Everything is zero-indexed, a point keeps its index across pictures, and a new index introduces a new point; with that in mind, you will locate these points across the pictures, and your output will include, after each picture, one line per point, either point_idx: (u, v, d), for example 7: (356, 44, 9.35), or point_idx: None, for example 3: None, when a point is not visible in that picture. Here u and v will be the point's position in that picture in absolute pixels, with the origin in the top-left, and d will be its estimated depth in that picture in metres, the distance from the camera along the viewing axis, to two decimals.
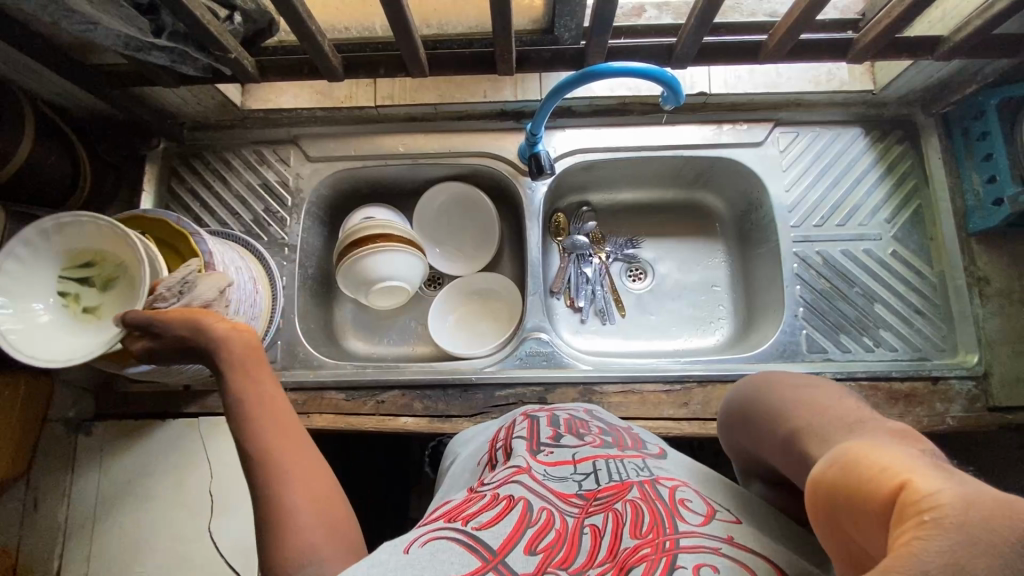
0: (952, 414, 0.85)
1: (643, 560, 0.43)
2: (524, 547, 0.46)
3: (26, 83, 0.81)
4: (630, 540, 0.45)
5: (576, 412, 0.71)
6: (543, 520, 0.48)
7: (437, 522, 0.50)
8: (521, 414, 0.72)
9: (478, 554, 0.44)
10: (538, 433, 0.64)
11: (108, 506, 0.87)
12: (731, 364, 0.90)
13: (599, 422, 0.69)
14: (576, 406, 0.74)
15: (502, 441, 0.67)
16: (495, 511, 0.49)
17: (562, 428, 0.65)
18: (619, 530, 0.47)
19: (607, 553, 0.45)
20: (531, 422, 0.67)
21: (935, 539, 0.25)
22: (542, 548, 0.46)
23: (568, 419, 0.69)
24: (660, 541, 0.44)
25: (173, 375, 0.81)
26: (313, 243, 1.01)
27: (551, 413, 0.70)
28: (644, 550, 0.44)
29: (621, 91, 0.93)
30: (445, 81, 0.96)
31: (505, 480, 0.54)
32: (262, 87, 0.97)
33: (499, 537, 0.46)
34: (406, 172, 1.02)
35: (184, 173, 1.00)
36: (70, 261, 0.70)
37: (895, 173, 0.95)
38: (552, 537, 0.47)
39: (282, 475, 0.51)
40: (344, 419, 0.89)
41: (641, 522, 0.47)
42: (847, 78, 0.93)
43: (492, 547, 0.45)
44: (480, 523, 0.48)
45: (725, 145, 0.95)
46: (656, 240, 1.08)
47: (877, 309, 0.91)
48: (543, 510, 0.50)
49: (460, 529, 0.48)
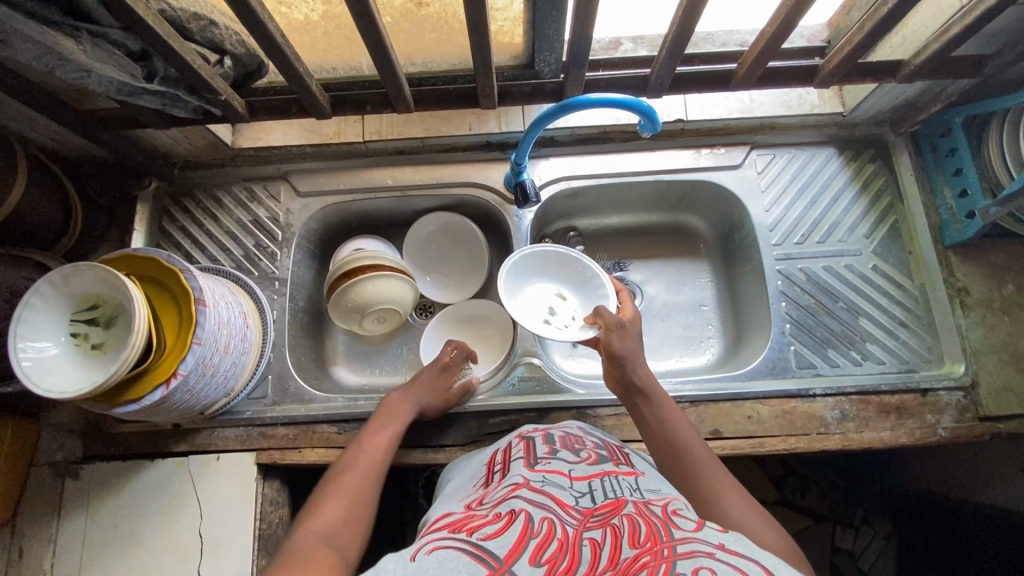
0: (943, 426, 0.85)
1: (644, 568, 0.41)
2: (529, 558, 0.44)
3: (18, 129, 0.82)
4: (629, 550, 0.44)
5: (569, 429, 0.72)
6: (545, 531, 0.47)
7: (441, 533, 0.50)
8: (515, 436, 0.73)
9: (485, 563, 0.43)
10: (533, 451, 0.65)
11: (93, 552, 0.85)
12: (723, 382, 0.89)
13: (592, 437, 0.71)
14: (569, 424, 0.75)
15: (499, 463, 0.67)
16: (499, 524, 0.49)
17: (557, 445, 0.67)
18: (618, 541, 0.45)
19: (609, 561, 0.43)
20: (527, 442, 0.68)
21: (626, 312, 0.85)
22: (546, 559, 0.44)
23: (562, 436, 0.70)
24: (659, 549, 0.43)
25: (162, 413, 0.80)
26: (303, 276, 1.02)
27: (545, 432, 0.72)
28: (644, 558, 0.42)
29: (601, 120, 0.96)
30: (432, 116, 0.98)
31: (504, 498, 0.54)
32: (252, 127, 0.99)
33: (504, 546, 0.45)
34: (395, 204, 1.04)
35: (175, 212, 1.01)
36: (80, 303, 0.73)
37: (870, 191, 0.98)
38: (555, 548, 0.45)
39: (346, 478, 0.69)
40: (337, 452, 0.89)
41: (639, 533, 0.46)
42: (817, 102, 0.96)
43: (499, 556, 0.44)
44: (485, 535, 0.48)
45: (705, 168, 0.98)
46: (643, 262, 1.10)
47: (862, 323, 0.92)
48: (544, 521, 0.49)
49: (466, 539, 0.47)
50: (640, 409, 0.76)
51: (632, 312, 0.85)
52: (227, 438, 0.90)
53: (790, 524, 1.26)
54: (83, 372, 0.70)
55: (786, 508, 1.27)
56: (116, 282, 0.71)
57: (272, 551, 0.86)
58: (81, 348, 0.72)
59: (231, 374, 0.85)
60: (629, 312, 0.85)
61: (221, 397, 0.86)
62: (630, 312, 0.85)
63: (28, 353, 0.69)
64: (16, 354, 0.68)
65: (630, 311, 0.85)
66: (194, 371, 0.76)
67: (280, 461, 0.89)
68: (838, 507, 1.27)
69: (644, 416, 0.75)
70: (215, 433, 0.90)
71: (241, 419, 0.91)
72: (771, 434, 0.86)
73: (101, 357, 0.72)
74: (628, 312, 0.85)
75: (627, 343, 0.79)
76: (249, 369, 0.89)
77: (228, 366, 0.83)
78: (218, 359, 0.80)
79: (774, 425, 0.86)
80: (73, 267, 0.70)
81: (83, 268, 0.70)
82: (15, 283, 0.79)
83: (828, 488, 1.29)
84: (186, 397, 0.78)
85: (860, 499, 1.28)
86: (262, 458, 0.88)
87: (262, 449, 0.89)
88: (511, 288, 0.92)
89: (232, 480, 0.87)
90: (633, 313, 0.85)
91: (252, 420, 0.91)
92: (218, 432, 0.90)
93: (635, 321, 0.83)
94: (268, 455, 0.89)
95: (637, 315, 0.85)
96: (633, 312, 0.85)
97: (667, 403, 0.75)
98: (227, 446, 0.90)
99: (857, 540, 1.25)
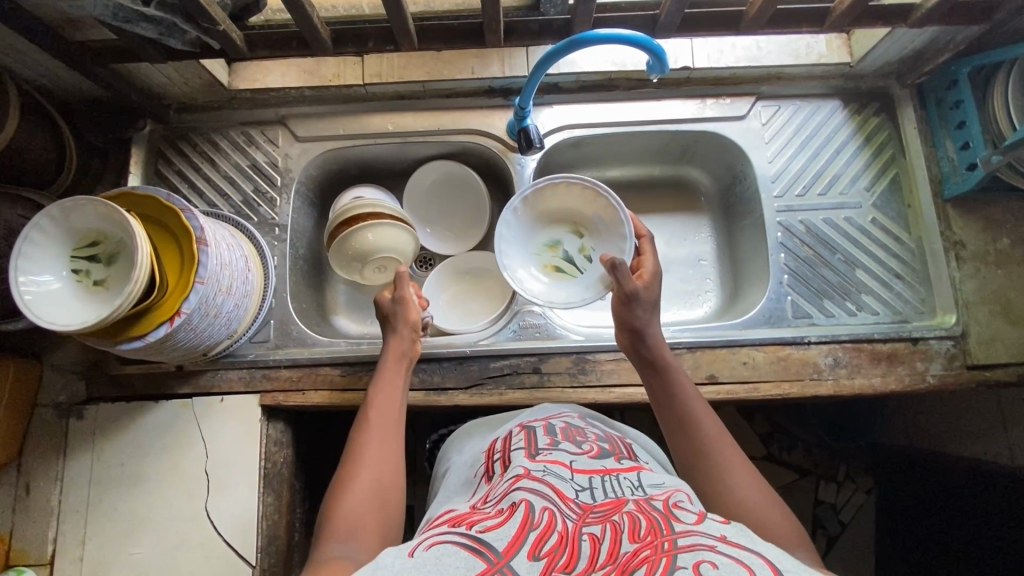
0: (932, 373, 0.88)
1: (644, 562, 0.43)
2: (528, 552, 0.45)
3: (9, 63, 0.80)
4: (629, 544, 0.45)
5: (571, 420, 0.74)
6: (545, 523, 0.49)
7: (442, 528, 0.52)
8: (516, 426, 0.73)
9: (483, 556, 0.45)
10: (535, 441, 0.66)
11: (100, 490, 0.87)
12: (720, 331, 0.91)
13: (594, 429, 0.73)
14: (568, 413, 0.77)
15: (499, 453, 0.67)
16: (499, 517, 0.51)
17: (558, 436, 0.68)
18: (618, 535, 0.47)
19: (608, 556, 0.45)
20: (528, 433, 0.69)
21: (647, 270, 0.81)
22: (545, 552, 0.45)
23: (563, 427, 0.71)
24: (659, 542, 0.45)
25: (165, 353, 0.80)
26: (303, 223, 1.02)
27: (545, 422, 0.73)
28: (644, 552, 0.44)
29: (606, 66, 0.95)
30: (433, 59, 0.96)
31: (506, 491, 0.55)
32: (249, 67, 0.97)
33: (503, 539, 0.47)
34: (395, 151, 1.02)
35: (172, 156, 0.99)
36: (78, 238, 0.72)
37: (874, 144, 0.98)
38: (554, 541, 0.47)
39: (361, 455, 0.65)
40: (341, 394, 0.90)
41: (639, 528, 0.47)
42: (825, 52, 0.95)
43: (498, 548, 0.46)
44: (484, 527, 0.49)
45: (710, 119, 0.97)
46: (644, 216, 1.11)
47: (859, 274, 0.94)
48: (545, 511, 0.50)
49: (465, 533, 0.49)
50: (650, 381, 0.75)
51: (651, 271, 0.80)
52: (230, 380, 0.91)
53: (775, 478, 1.30)
54: (86, 308, 0.70)
55: (773, 463, 1.31)
56: (117, 217, 0.70)
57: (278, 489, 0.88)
58: (83, 284, 0.72)
59: (234, 316, 0.85)
60: (648, 271, 0.80)
61: (224, 340, 0.86)
62: (649, 270, 0.80)
63: (29, 287, 0.68)
64: (17, 287, 0.68)
65: (653, 270, 0.80)
66: (196, 311, 0.76)
67: (284, 403, 0.90)
68: (823, 463, 1.31)
69: (654, 389, 0.74)
70: (218, 375, 0.91)
71: (244, 362, 0.92)
72: (765, 379, 0.88)
73: (103, 293, 0.72)
74: (648, 269, 0.81)
75: (643, 315, 0.77)
76: (251, 313, 0.89)
77: (231, 309, 0.83)
78: (221, 300, 0.80)
79: (769, 370, 0.88)
80: (73, 201, 0.69)
81: (83, 204, 0.69)
82: (12, 219, 0.79)
83: (814, 444, 1.32)
84: (189, 336, 0.78)
85: (844, 455, 1.32)
86: (266, 400, 0.89)
87: (266, 391, 0.90)
88: (521, 242, 0.95)
89: (237, 421, 0.88)
90: (652, 270, 0.80)
91: (255, 363, 0.92)
92: (222, 374, 0.91)
93: (654, 281, 0.80)
94: (272, 397, 0.90)
95: (657, 274, 0.81)
96: (654, 271, 0.80)
97: (678, 376, 0.73)
98: (231, 388, 0.90)
99: (839, 494, 1.30)
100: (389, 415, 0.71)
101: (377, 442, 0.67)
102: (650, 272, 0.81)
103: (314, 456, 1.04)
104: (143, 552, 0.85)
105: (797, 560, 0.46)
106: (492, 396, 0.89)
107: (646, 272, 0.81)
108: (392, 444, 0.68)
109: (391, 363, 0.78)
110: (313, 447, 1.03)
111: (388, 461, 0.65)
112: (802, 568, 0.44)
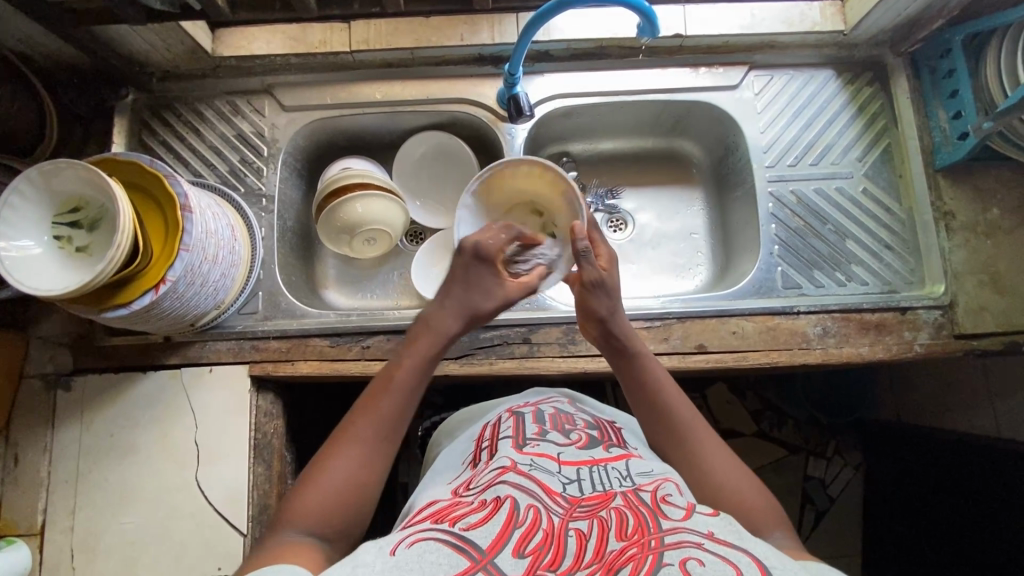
0: (920, 342, 0.88)
1: (630, 560, 0.42)
2: (513, 549, 0.45)
3: None
4: (617, 542, 0.45)
5: (562, 405, 0.72)
6: (530, 520, 0.47)
7: (425, 523, 0.50)
8: (505, 411, 0.72)
9: (467, 554, 0.44)
10: (522, 430, 0.64)
11: (89, 462, 0.87)
12: (710, 301, 0.91)
13: (584, 415, 0.71)
14: (558, 398, 0.75)
15: (485, 441, 0.66)
16: (484, 513, 0.49)
17: (546, 425, 0.66)
18: (605, 533, 0.46)
19: (595, 553, 0.44)
20: (517, 419, 0.67)
21: (602, 248, 0.76)
22: (531, 550, 0.45)
23: (553, 414, 0.69)
24: (646, 540, 0.45)
25: (152, 323, 0.79)
26: (291, 195, 1.00)
27: (535, 408, 0.70)
28: (630, 550, 0.44)
29: (598, 34, 0.93)
30: (422, 25, 0.94)
31: (491, 482, 0.54)
32: (233, 33, 0.94)
33: (489, 536, 0.46)
34: (384, 121, 1.01)
35: (156, 125, 0.97)
36: (59, 203, 0.71)
37: (867, 114, 0.97)
38: (540, 538, 0.46)
39: (351, 427, 0.60)
40: (331, 365, 0.90)
41: (626, 524, 0.47)
42: (819, 19, 0.94)
43: (482, 547, 0.45)
44: (468, 524, 0.48)
45: (702, 88, 0.96)
46: (635, 190, 1.10)
47: (849, 244, 0.94)
48: (530, 509, 0.49)
49: (448, 529, 0.47)
50: (621, 367, 0.72)
51: (606, 251, 0.76)
52: (218, 351, 0.90)
53: (765, 454, 1.31)
54: (69, 275, 0.69)
55: (763, 439, 1.32)
56: (100, 182, 0.69)
57: (268, 459, 0.88)
58: (65, 250, 0.71)
59: (221, 286, 0.84)
60: (605, 249, 0.76)
61: (211, 310, 0.86)
62: (605, 249, 0.76)
63: (9, 252, 0.67)
64: None
65: (608, 249, 0.76)
66: (182, 279, 0.75)
67: (273, 374, 0.89)
68: (812, 439, 1.32)
69: (626, 377, 0.71)
70: (206, 346, 0.91)
71: (232, 333, 0.91)
72: (754, 348, 0.88)
73: (86, 259, 0.71)
74: (603, 248, 0.76)
75: (606, 302, 0.73)
76: (239, 284, 0.89)
77: (217, 278, 0.83)
78: (207, 268, 0.79)
79: (758, 339, 0.88)
80: (53, 164, 0.68)
81: (63, 167, 0.68)
82: None
83: (804, 421, 1.33)
84: (175, 305, 0.78)
85: (833, 431, 1.33)
86: (255, 370, 0.89)
87: (255, 362, 0.90)
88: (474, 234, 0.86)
89: (226, 392, 0.88)
90: (606, 249, 0.76)
91: (243, 334, 0.91)
92: (210, 346, 0.91)
93: (611, 260, 0.76)
94: (261, 368, 0.89)
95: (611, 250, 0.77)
96: (609, 250, 0.76)
97: (650, 362, 0.72)
98: (220, 358, 0.90)
99: (828, 469, 1.31)
100: (399, 390, 0.63)
101: (373, 420, 0.61)
102: (606, 250, 0.76)
103: (305, 429, 1.04)
104: (133, 522, 0.85)
105: (782, 555, 0.47)
106: (482, 366, 0.89)
107: (603, 253, 0.76)
108: (389, 427, 0.61)
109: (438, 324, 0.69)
110: (303, 421, 1.03)
111: (376, 447, 0.60)
112: (788, 563, 0.45)
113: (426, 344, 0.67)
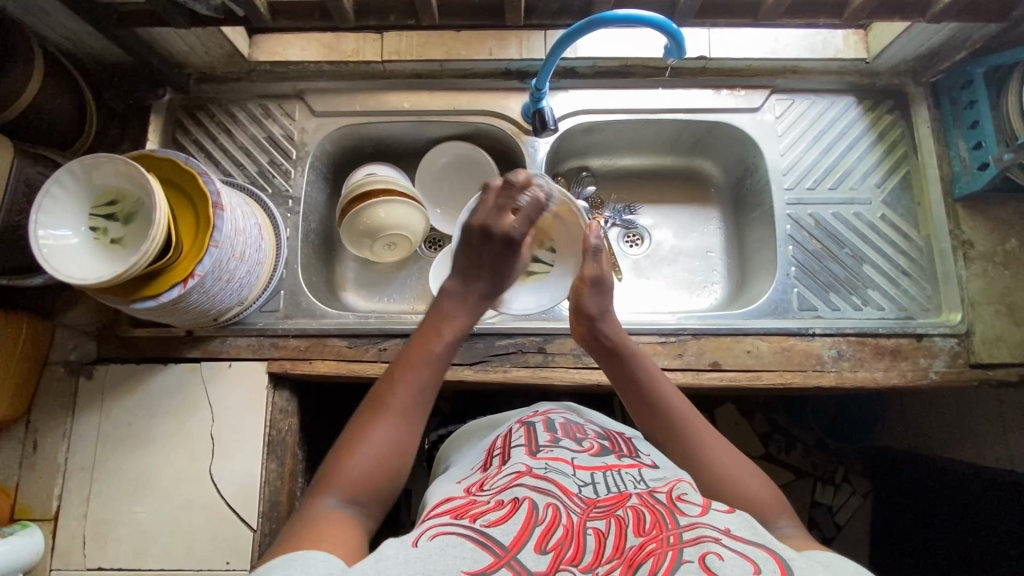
0: (935, 369, 0.88)
1: (651, 555, 0.43)
2: (534, 546, 0.45)
3: (36, 23, 0.82)
4: (635, 538, 0.45)
5: (570, 416, 0.73)
6: (550, 517, 0.48)
7: (443, 519, 0.50)
8: (516, 422, 0.72)
9: (490, 551, 0.44)
10: (535, 438, 0.64)
11: (106, 450, 0.88)
12: (726, 319, 0.92)
13: (593, 426, 0.71)
14: (566, 409, 0.76)
15: (498, 448, 0.66)
16: (502, 510, 0.49)
17: (559, 433, 0.66)
18: (623, 530, 0.47)
19: (615, 548, 0.45)
20: (528, 429, 0.68)
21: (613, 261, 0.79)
22: (552, 547, 0.45)
23: (563, 423, 0.70)
24: (664, 536, 0.45)
25: (177, 315, 0.81)
26: (316, 198, 1.03)
27: (544, 417, 0.71)
28: (650, 545, 0.44)
29: (621, 53, 0.96)
30: (452, 38, 0.97)
31: (506, 485, 0.54)
32: (269, 40, 0.98)
33: (508, 534, 0.46)
34: (410, 130, 1.03)
35: (189, 125, 1.00)
36: (98, 195, 0.73)
37: (886, 141, 0.98)
38: (560, 534, 0.46)
39: (391, 397, 0.61)
40: (347, 365, 0.91)
41: (644, 521, 0.47)
42: (842, 47, 0.96)
43: (504, 543, 0.45)
44: (488, 521, 0.48)
45: (724, 109, 0.98)
46: (653, 207, 1.11)
47: (865, 269, 0.94)
48: (549, 506, 0.49)
49: (468, 525, 0.48)
50: (613, 368, 0.73)
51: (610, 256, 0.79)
52: (239, 347, 0.92)
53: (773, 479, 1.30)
54: (102, 265, 0.72)
55: (771, 463, 1.31)
56: (138, 176, 0.71)
57: (281, 456, 0.89)
58: (100, 241, 0.73)
59: (245, 283, 0.86)
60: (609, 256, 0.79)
61: (235, 306, 0.88)
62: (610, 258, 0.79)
63: (48, 239, 0.70)
64: (36, 240, 0.68)
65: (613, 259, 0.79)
66: (209, 275, 0.77)
67: (291, 371, 0.90)
68: (820, 465, 1.31)
69: (621, 376, 0.72)
70: (226, 342, 0.92)
71: (253, 329, 0.93)
72: (769, 368, 0.88)
73: (120, 251, 0.73)
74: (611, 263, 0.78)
75: (599, 302, 0.75)
76: (262, 282, 0.91)
77: (243, 275, 0.84)
78: (234, 265, 0.81)
79: (772, 359, 0.89)
80: (95, 158, 0.70)
81: (104, 161, 0.71)
82: (30, 175, 0.80)
83: (812, 446, 1.32)
84: (201, 299, 0.79)
85: (842, 458, 1.31)
86: (273, 367, 0.90)
87: (274, 359, 0.91)
88: None
89: (244, 387, 0.90)
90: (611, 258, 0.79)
91: (264, 330, 0.93)
92: (230, 341, 0.92)
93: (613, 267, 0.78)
94: (279, 365, 0.91)
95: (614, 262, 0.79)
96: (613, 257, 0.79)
97: (641, 359, 0.73)
98: (239, 354, 0.91)
99: (836, 496, 1.30)
100: (435, 358, 0.65)
101: (408, 391, 0.62)
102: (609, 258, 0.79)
103: (317, 428, 1.04)
104: (145, 512, 0.86)
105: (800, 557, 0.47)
106: (495, 373, 0.90)
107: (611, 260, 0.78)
108: (424, 397, 0.63)
109: (460, 305, 0.70)
110: (315, 421, 1.04)
111: (415, 416, 0.62)
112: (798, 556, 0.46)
113: (458, 322, 0.69)
